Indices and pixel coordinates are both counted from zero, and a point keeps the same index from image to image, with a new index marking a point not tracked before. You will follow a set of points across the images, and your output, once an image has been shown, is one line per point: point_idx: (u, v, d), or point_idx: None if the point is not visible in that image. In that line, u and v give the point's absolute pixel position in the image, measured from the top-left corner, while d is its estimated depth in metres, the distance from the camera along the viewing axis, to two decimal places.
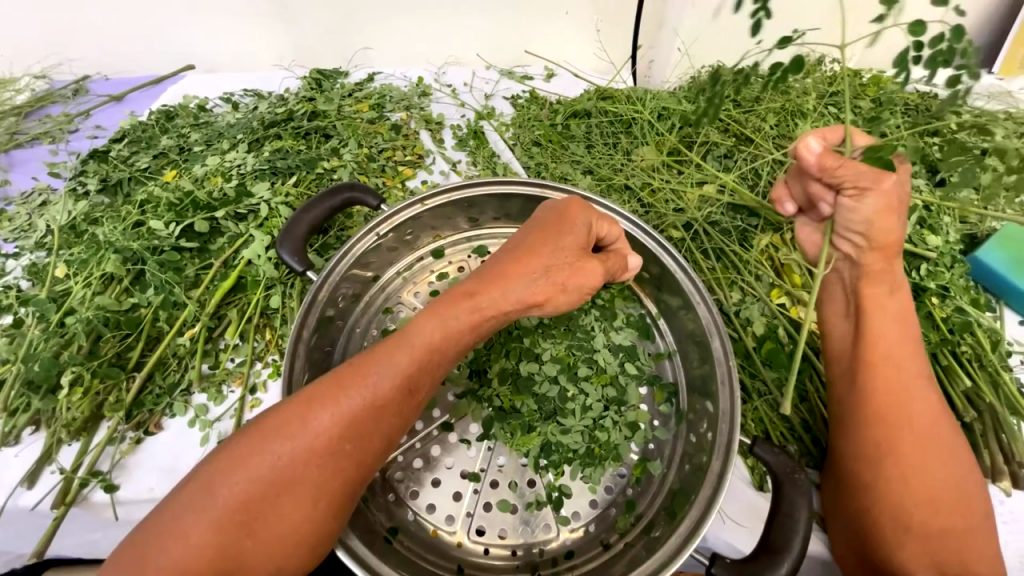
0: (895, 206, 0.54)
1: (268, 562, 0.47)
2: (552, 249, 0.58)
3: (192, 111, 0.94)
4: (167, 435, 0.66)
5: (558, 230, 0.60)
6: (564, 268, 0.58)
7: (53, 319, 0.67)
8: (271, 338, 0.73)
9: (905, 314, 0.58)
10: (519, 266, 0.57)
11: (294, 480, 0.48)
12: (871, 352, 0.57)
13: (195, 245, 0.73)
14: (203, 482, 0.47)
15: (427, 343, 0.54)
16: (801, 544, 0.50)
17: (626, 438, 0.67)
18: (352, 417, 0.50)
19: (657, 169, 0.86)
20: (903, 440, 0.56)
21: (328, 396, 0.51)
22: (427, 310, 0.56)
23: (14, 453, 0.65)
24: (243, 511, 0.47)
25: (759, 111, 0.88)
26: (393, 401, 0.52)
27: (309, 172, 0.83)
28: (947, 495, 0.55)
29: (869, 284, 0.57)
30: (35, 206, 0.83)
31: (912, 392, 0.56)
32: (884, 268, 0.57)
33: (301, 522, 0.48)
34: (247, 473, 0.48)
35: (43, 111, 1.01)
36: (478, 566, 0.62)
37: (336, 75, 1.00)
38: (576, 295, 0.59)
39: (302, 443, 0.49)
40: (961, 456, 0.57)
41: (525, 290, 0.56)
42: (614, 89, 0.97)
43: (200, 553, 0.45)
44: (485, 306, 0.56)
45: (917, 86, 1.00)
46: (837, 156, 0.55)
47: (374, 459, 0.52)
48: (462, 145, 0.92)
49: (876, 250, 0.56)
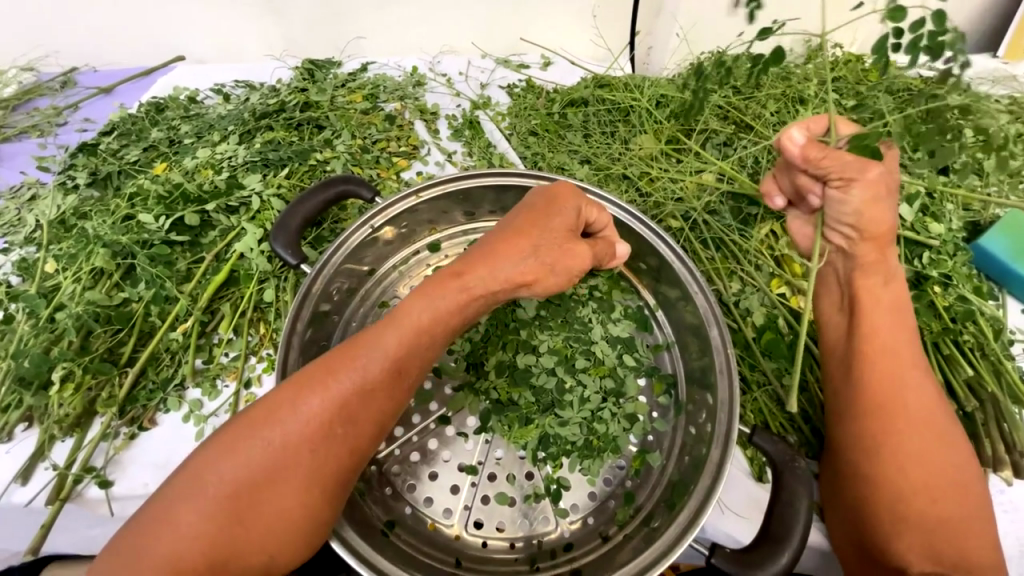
0: (880, 194, 0.57)
1: (264, 549, 0.47)
2: (539, 232, 0.57)
3: (182, 103, 0.92)
4: (161, 431, 0.66)
5: (546, 213, 0.58)
6: (553, 249, 0.57)
7: (43, 314, 0.66)
8: (266, 332, 0.72)
9: (898, 302, 0.59)
10: (509, 246, 0.56)
11: (285, 466, 0.48)
12: (868, 339, 0.57)
13: (186, 239, 0.72)
14: (195, 469, 0.47)
15: (416, 325, 0.53)
16: (802, 534, 0.50)
17: (625, 430, 0.66)
18: (342, 401, 0.50)
19: (655, 158, 0.85)
20: (897, 429, 0.56)
21: (318, 381, 0.50)
22: (416, 292, 0.55)
23: (7, 449, 0.64)
24: (234, 498, 0.46)
25: (759, 97, 0.87)
26: (383, 384, 0.51)
27: (302, 164, 0.81)
28: (944, 484, 0.55)
29: (863, 275, 0.59)
30: (23, 201, 0.82)
31: (906, 380, 0.57)
32: (876, 257, 0.59)
33: (294, 508, 0.47)
34: (237, 459, 0.47)
35: (30, 104, 0.99)
36: (476, 559, 0.61)
37: (329, 65, 0.98)
38: (565, 277, 0.58)
39: (292, 428, 0.48)
40: (956, 444, 0.56)
41: (512, 269, 0.55)
42: (612, 77, 0.95)
43: (195, 539, 0.45)
44: (473, 286, 0.54)
45: (920, 71, 0.98)
46: (822, 147, 0.57)
47: (367, 444, 0.52)
48: (458, 135, 0.91)
49: (868, 240, 0.58)
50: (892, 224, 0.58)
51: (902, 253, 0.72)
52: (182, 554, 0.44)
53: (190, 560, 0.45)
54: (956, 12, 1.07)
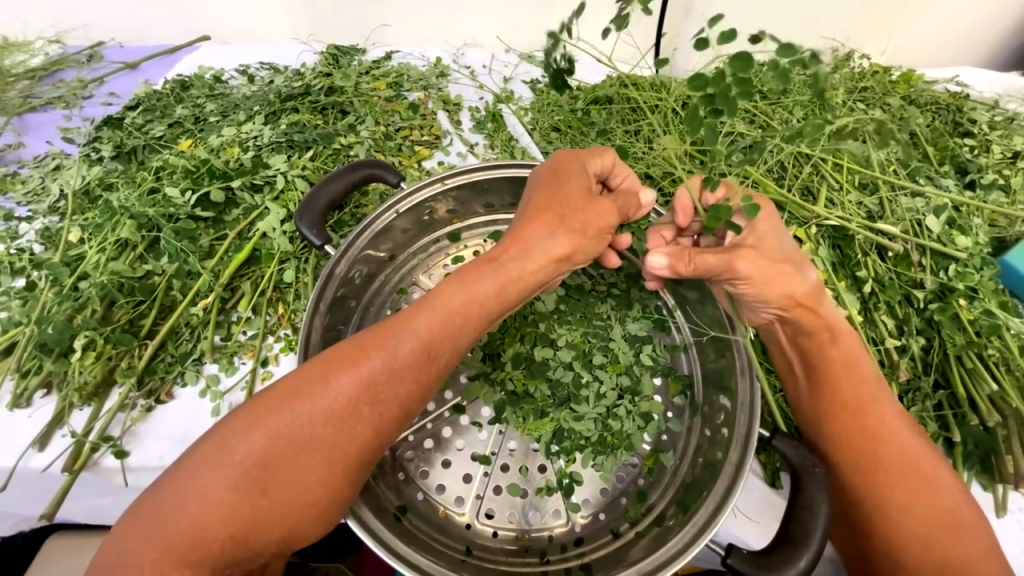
0: (776, 270, 0.55)
1: (284, 522, 0.48)
2: (558, 202, 0.56)
3: (207, 82, 0.93)
4: (179, 404, 0.66)
5: (558, 182, 0.58)
6: (577, 216, 0.56)
7: (67, 283, 0.67)
8: (284, 313, 0.72)
9: (853, 355, 0.58)
10: (533, 223, 0.56)
11: (313, 442, 0.48)
12: (834, 392, 0.58)
13: (210, 215, 0.72)
14: (222, 437, 0.48)
15: (444, 306, 0.53)
16: (820, 540, 0.49)
17: (639, 428, 0.66)
18: (371, 380, 0.50)
19: (679, 159, 0.81)
20: (879, 480, 0.56)
21: (347, 360, 0.50)
22: (449, 278, 0.55)
23: (27, 414, 0.65)
24: (260, 468, 0.47)
25: (786, 103, 0.84)
26: (412, 368, 0.51)
27: (326, 147, 0.81)
28: (937, 527, 0.55)
29: (808, 338, 0.59)
30: (48, 170, 0.82)
31: (882, 427, 0.57)
32: (814, 319, 0.57)
33: (318, 484, 0.48)
34: (264, 431, 0.48)
35: (57, 76, 1.00)
36: (487, 549, 0.61)
37: (354, 51, 0.98)
38: (599, 236, 0.58)
39: (322, 405, 0.49)
40: (948, 483, 0.56)
41: (544, 245, 0.55)
42: (638, 76, 0.93)
43: (220, 505, 0.46)
44: (507, 268, 0.54)
45: (947, 85, 0.97)
46: (688, 256, 0.56)
47: (391, 427, 0.51)
48: (480, 127, 0.90)
49: (795, 308, 0.57)
50: (812, 284, 0.57)
51: (928, 264, 0.71)
52: (208, 519, 0.46)
53: (213, 528, 0.46)
54: (987, 27, 1.05)
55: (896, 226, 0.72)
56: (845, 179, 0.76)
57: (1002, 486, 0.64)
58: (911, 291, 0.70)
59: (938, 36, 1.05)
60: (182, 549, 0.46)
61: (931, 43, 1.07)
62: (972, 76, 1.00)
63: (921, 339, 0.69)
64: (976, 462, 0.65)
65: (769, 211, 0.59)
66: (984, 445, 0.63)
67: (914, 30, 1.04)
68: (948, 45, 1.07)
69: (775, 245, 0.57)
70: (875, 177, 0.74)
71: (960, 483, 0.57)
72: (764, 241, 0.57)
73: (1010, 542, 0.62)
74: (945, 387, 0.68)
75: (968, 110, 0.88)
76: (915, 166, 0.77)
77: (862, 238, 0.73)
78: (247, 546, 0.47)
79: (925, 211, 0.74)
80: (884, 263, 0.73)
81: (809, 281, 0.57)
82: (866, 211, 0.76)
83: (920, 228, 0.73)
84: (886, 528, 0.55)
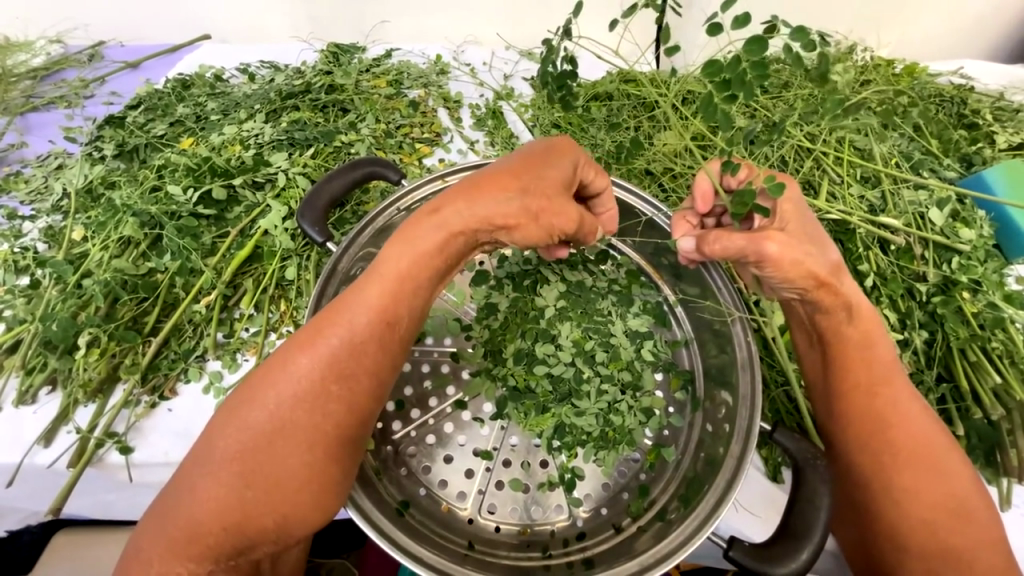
0: (801, 252, 0.52)
1: (272, 512, 0.48)
2: (519, 173, 0.53)
3: (208, 81, 0.93)
4: (182, 400, 0.67)
5: (525, 156, 0.55)
6: (536, 194, 0.52)
7: (70, 280, 0.68)
8: (286, 310, 0.73)
9: (867, 336, 0.57)
10: (487, 186, 0.53)
11: (285, 427, 0.49)
12: (841, 372, 0.58)
13: (212, 213, 0.72)
14: (207, 433, 0.50)
15: (397, 280, 0.52)
16: (821, 532, 0.49)
17: (640, 423, 0.66)
18: (333, 357, 0.50)
19: (680, 154, 0.80)
20: (884, 467, 0.56)
21: (307, 339, 0.51)
22: (393, 241, 0.53)
23: (32, 410, 0.66)
24: (240, 460, 0.48)
25: (787, 97, 0.84)
26: (373, 337, 0.51)
27: (327, 145, 0.81)
28: (941, 513, 0.55)
29: (824, 317, 0.56)
30: (51, 169, 0.83)
31: (891, 410, 0.57)
32: (832, 299, 0.54)
33: (299, 468, 0.48)
34: (239, 423, 0.49)
35: (58, 75, 1.00)
36: (489, 543, 0.61)
37: (354, 49, 0.98)
38: (550, 229, 0.53)
39: (288, 387, 0.49)
40: (956, 472, 0.56)
41: (493, 210, 0.52)
42: (638, 72, 0.93)
43: (208, 501, 0.47)
44: (450, 223, 0.52)
45: (951, 78, 0.97)
46: (713, 237, 0.52)
47: (363, 402, 0.51)
48: (481, 125, 0.90)
49: (817, 288, 0.53)
50: (832, 263, 0.53)
51: (931, 258, 0.71)
52: (200, 516, 0.47)
53: (204, 523, 0.47)
54: (994, 15, 1.04)
55: (897, 219, 0.72)
56: (845, 172, 0.76)
57: (1006, 480, 0.64)
58: (914, 285, 0.70)
59: (941, 33, 1.06)
60: (183, 543, 0.47)
61: (937, 36, 1.05)
62: (976, 68, 1.00)
63: (924, 333, 0.68)
64: (981, 455, 0.65)
65: (795, 192, 0.56)
66: (988, 438, 0.64)
67: (915, 26, 1.04)
68: (952, 40, 1.07)
69: (799, 226, 0.54)
70: (877, 171, 0.73)
71: (970, 474, 0.57)
72: (789, 221, 0.54)
73: (1016, 535, 0.62)
74: (949, 381, 0.68)
75: (971, 102, 0.88)
76: (917, 159, 0.77)
77: (863, 232, 0.73)
78: (244, 538, 0.48)
79: (928, 203, 0.73)
80: (887, 256, 0.73)
81: (831, 260, 0.53)
82: (868, 205, 0.76)
83: (922, 220, 0.73)
84: (890, 516, 0.56)
